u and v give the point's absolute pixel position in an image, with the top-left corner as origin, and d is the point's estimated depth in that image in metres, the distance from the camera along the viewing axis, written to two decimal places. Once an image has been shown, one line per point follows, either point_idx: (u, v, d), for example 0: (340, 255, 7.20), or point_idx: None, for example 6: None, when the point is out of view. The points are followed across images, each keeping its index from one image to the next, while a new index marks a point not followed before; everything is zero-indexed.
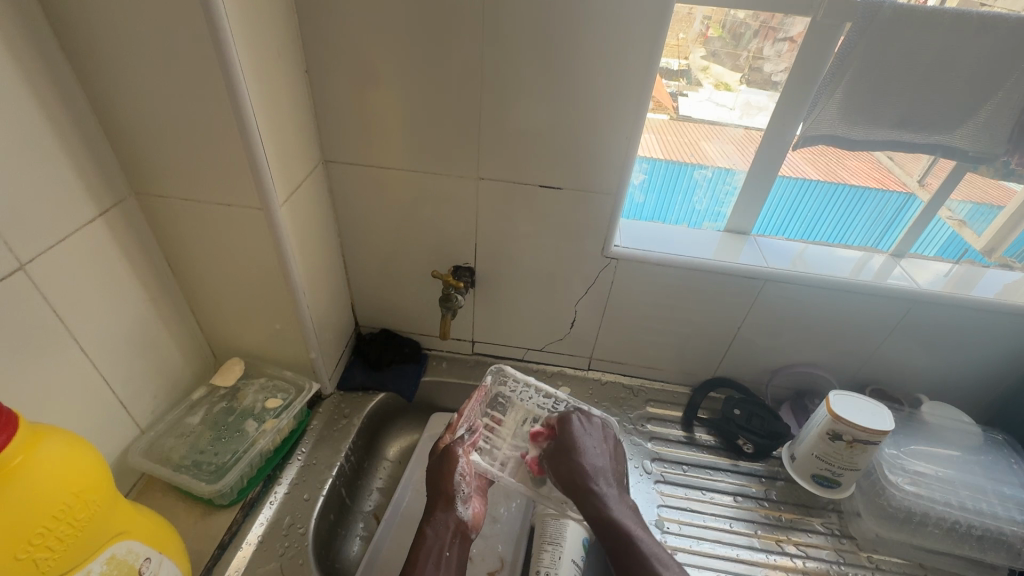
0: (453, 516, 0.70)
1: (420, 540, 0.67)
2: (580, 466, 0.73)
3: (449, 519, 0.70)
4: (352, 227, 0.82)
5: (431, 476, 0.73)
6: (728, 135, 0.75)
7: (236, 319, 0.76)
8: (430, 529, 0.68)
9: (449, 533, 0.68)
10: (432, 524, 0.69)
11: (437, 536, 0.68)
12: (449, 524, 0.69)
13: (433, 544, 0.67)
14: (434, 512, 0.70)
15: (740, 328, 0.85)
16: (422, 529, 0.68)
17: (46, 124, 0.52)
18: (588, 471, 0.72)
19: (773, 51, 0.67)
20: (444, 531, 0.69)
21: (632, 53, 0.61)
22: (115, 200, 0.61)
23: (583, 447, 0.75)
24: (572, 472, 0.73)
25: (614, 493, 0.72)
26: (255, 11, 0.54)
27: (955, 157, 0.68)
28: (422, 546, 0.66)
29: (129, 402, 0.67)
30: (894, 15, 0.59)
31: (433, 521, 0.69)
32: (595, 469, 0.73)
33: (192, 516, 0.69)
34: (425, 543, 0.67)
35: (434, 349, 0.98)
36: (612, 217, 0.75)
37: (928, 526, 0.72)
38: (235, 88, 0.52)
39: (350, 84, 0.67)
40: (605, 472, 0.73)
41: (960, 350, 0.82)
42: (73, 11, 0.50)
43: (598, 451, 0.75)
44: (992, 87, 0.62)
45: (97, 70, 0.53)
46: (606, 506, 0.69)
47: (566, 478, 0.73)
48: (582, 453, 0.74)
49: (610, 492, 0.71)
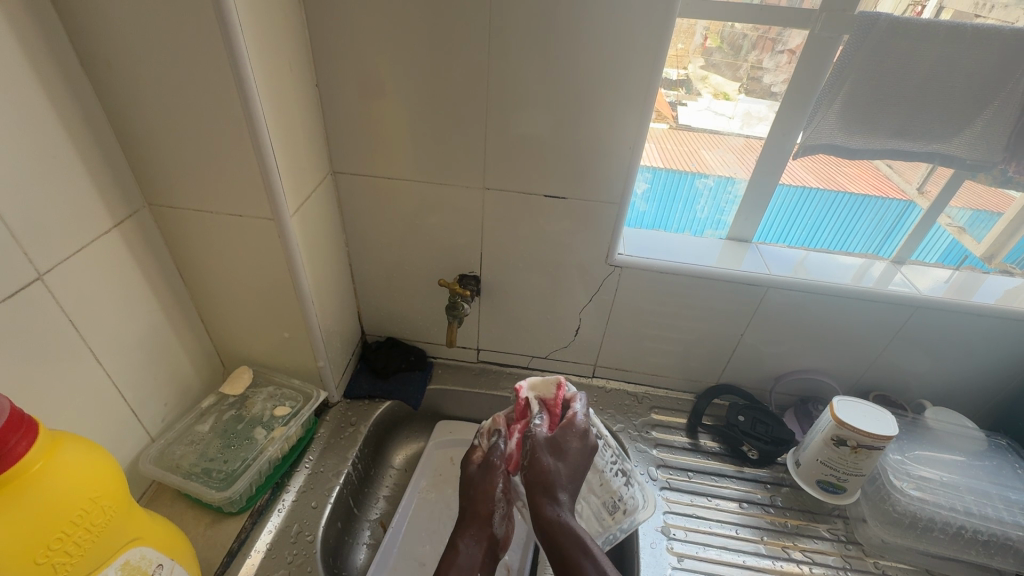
0: (486, 534, 0.63)
1: (452, 556, 0.60)
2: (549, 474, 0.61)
3: (482, 538, 0.62)
4: (359, 236, 0.83)
5: (471, 486, 0.65)
6: (728, 144, 0.77)
7: (246, 327, 0.77)
8: (462, 544, 0.61)
9: (480, 556, 0.61)
10: (466, 538, 0.62)
11: (470, 554, 0.61)
12: (481, 543, 0.62)
13: (464, 564, 0.60)
14: (470, 527, 0.62)
15: (743, 335, 0.86)
16: (455, 543, 0.61)
17: (65, 136, 0.53)
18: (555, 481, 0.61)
19: (772, 62, 0.69)
20: (476, 551, 0.61)
21: (635, 64, 0.63)
22: (130, 211, 0.62)
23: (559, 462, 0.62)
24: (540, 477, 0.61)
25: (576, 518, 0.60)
26: (268, 27, 0.55)
27: (953, 165, 0.69)
28: (452, 565, 0.59)
29: (141, 410, 0.68)
30: (889, 27, 0.61)
31: (468, 536, 0.62)
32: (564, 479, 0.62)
33: (202, 523, 0.70)
34: (455, 561, 0.60)
35: (439, 357, 0.99)
36: (615, 225, 0.76)
37: (934, 531, 0.72)
38: (249, 102, 0.54)
39: (359, 97, 0.69)
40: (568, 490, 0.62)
41: (962, 355, 0.82)
42: (94, 28, 0.51)
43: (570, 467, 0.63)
44: (988, 97, 0.63)
45: (115, 84, 0.55)
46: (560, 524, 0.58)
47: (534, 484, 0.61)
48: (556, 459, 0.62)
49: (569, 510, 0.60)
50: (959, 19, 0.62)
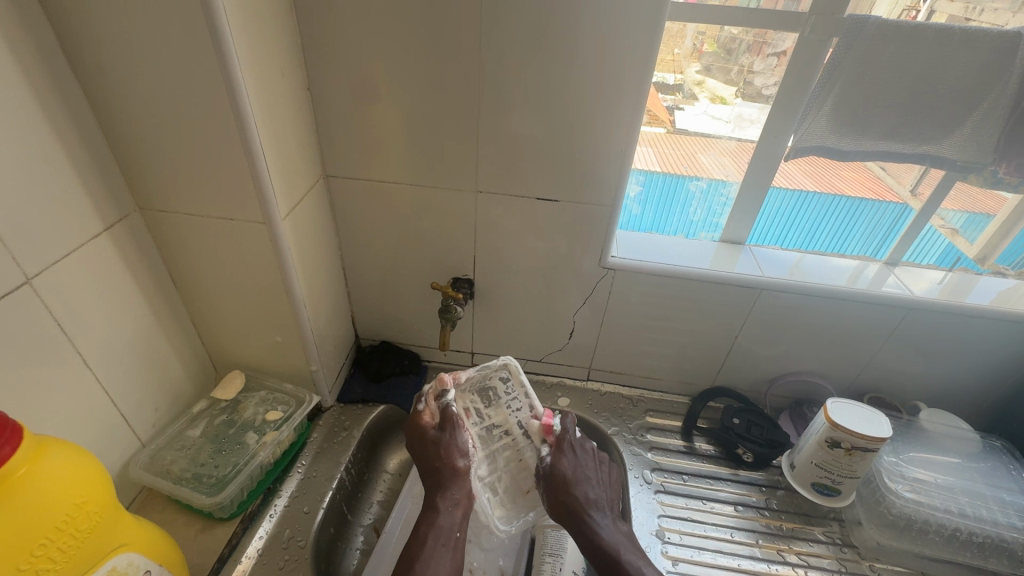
0: (462, 494, 0.69)
1: (431, 518, 0.67)
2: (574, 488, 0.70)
3: (459, 500, 0.69)
4: (352, 240, 0.83)
5: (435, 450, 0.71)
6: (722, 147, 0.77)
7: (238, 331, 0.77)
8: (442, 504, 0.68)
9: (459, 514, 0.68)
10: (443, 498, 0.69)
11: (448, 514, 0.68)
12: (459, 503, 0.69)
13: (444, 523, 0.67)
14: (444, 489, 0.69)
15: (737, 337, 0.86)
16: (434, 506, 0.68)
17: (54, 140, 0.53)
18: (583, 495, 0.70)
19: (764, 65, 0.69)
20: (455, 510, 0.68)
21: (627, 66, 0.63)
22: (121, 215, 0.62)
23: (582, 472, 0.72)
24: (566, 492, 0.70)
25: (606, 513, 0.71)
26: (259, 30, 0.56)
27: (944, 166, 0.69)
28: (432, 527, 0.66)
29: (131, 415, 0.68)
30: (878, 30, 0.61)
31: (446, 498, 0.69)
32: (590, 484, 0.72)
33: (193, 529, 0.69)
34: (437, 521, 0.67)
35: (434, 361, 0.98)
36: (608, 227, 0.76)
37: (928, 533, 0.72)
38: (240, 105, 0.54)
39: (350, 100, 0.69)
40: (599, 499, 0.71)
41: (955, 357, 0.82)
42: (83, 32, 0.51)
43: (593, 473, 0.73)
44: (977, 98, 0.63)
45: (105, 88, 0.55)
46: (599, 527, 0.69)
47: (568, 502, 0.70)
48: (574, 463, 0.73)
49: (602, 514, 0.70)
50: (955, 23, 0.62)
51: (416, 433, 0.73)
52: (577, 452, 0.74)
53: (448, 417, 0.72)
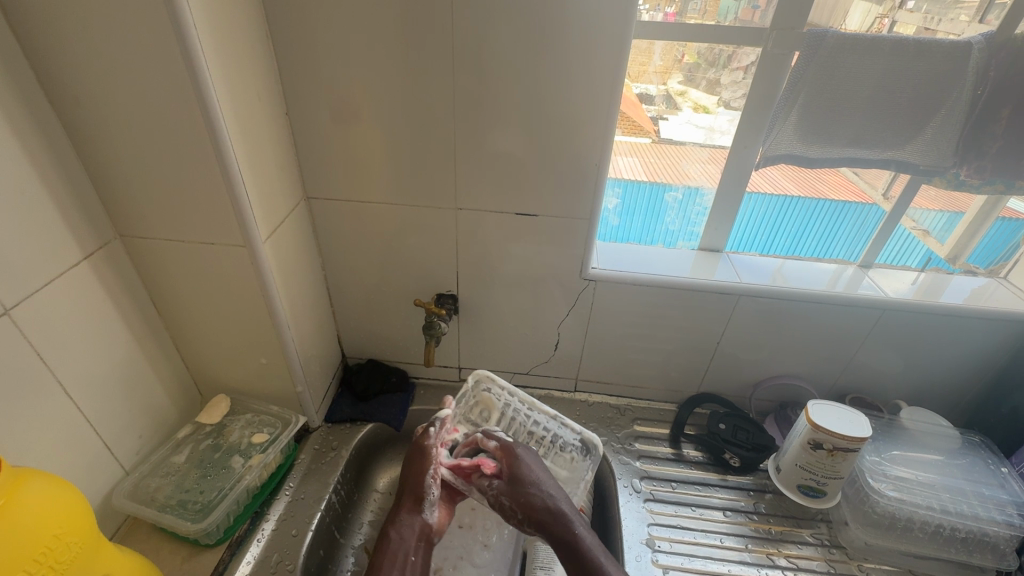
0: (416, 521, 0.68)
1: (383, 543, 0.66)
2: (531, 492, 0.66)
3: (412, 523, 0.68)
4: (335, 260, 0.84)
5: (404, 473, 0.72)
6: (696, 156, 0.78)
7: (221, 355, 0.77)
8: (392, 532, 0.67)
9: (413, 539, 0.67)
10: (395, 525, 0.67)
11: (401, 539, 0.66)
12: (413, 529, 0.68)
13: (398, 549, 0.66)
14: (398, 513, 0.69)
15: (720, 343, 0.87)
16: (386, 533, 0.67)
17: (31, 171, 0.53)
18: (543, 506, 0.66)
19: (732, 78, 0.71)
20: (408, 534, 0.67)
21: (598, 83, 0.65)
22: (101, 243, 0.63)
23: (540, 475, 0.68)
24: (526, 505, 0.66)
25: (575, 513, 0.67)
26: (234, 59, 0.57)
27: (908, 170, 0.72)
28: (386, 553, 0.64)
29: (114, 443, 0.67)
30: (837, 42, 0.63)
31: (397, 523, 0.68)
32: (544, 485, 0.67)
33: (179, 556, 0.68)
34: (388, 547, 0.65)
35: (421, 378, 0.98)
36: (587, 240, 0.77)
37: (913, 530, 0.73)
38: (218, 132, 0.55)
39: (329, 123, 0.70)
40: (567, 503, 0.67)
41: (931, 355, 0.84)
42: (60, 65, 0.52)
43: (548, 476, 0.69)
44: (935, 105, 0.66)
45: (83, 118, 0.56)
46: (570, 531, 0.64)
47: (527, 512, 0.66)
48: (528, 466, 0.68)
49: (573, 512, 0.66)
50: (922, 34, 0.65)
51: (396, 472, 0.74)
52: (526, 457, 0.70)
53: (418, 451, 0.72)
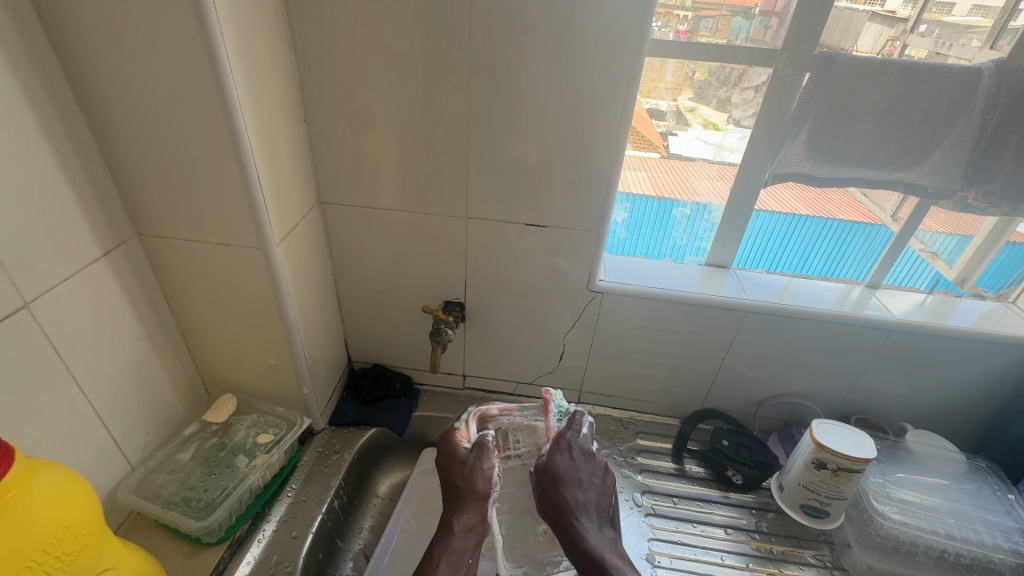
0: (481, 522, 0.68)
1: (446, 539, 0.66)
2: (558, 487, 0.69)
3: (476, 524, 0.68)
4: (345, 264, 0.85)
5: (460, 470, 0.70)
6: (704, 173, 0.79)
7: (231, 354, 0.78)
8: (457, 527, 0.67)
9: (473, 540, 0.67)
10: (459, 521, 0.67)
11: (462, 538, 0.67)
12: (473, 529, 0.67)
13: (457, 547, 0.66)
14: (463, 510, 0.68)
15: (725, 359, 0.87)
16: (449, 526, 0.67)
17: (57, 167, 0.55)
18: (565, 473, 0.70)
19: (743, 97, 0.72)
20: (470, 536, 0.67)
21: (612, 101, 0.66)
22: (119, 241, 0.64)
23: (575, 479, 0.70)
24: (550, 481, 0.69)
25: (597, 529, 0.68)
26: (258, 68, 0.59)
27: (917, 192, 0.72)
28: (447, 548, 0.65)
29: (121, 437, 0.68)
30: (848, 65, 0.65)
31: (461, 521, 0.68)
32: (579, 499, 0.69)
33: (179, 554, 0.69)
34: (450, 544, 0.66)
35: (426, 384, 0.99)
36: (596, 252, 0.78)
37: (917, 555, 0.72)
38: (239, 136, 0.57)
39: (345, 131, 0.72)
40: (589, 504, 0.69)
41: (938, 379, 0.84)
42: (89, 67, 0.54)
43: (591, 478, 0.71)
44: (945, 128, 0.66)
45: (109, 118, 0.57)
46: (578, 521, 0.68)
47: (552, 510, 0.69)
48: (565, 466, 0.70)
49: (590, 522, 0.68)
50: (932, 59, 0.66)
51: (446, 452, 0.72)
52: (569, 455, 0.71)
53: (481, 441, 0.72)
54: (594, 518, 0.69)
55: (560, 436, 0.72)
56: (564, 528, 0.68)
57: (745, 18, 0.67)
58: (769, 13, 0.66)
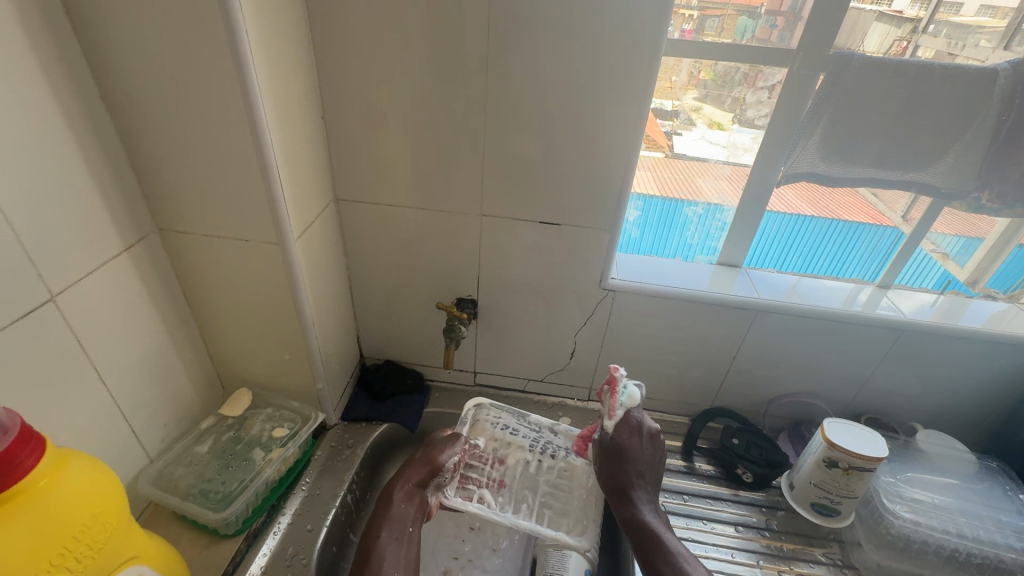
0: (418, 492, 0.71)
1: (387, 507, 0.69)
2: (620, 466, 0.72)
3: (416, 494, 0.71)
4: (359, 261, 0.85)
5: (425, 448, 0.76)
6: (717, 173, 0.79)
7: (247, 349, 0.78)
8: (396, 494, 0.70)
9: (412, 508, 0.70)
10: (401, 488, 0.71)
11: (403, 507, 0.69)
12: (414, 498, 0.71)
13: (399, 515, 0.68)
14: (406, 479, 0.72)
15: (736, 358, 0.88)
16: (390, 495, 0.70)
17: (82, 162, 0.56)
18: (629, 454, 0.73)
19: (757, 97, 0.72)
20: (409, 506, 0.70)
21: (627, 100, 0.67)
22: (140, 236, 0.65)
23: (633, 461, 0.72)
24: (613, 465, 0.72)
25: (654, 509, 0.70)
26: (279, 66, 0.59)
27: (930, 193, 0.72)
28: (386, 517, 0.68)
29: (141, 429, 0.69)
30: (863, 65, 0.65)
31: (402, 489, 0.71)
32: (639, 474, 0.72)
33: (197, 545, 0.70)
34: (389, 512, 0.68)
35: (437, 380, 1.00)
36: (609, 250, 0.78)
37: (928, 554, 0.72)
38: (261, 133, 0.57)
39: (362, 129, 0.72)
40: (646, 483, 0.72)
41: (949, 379, 0.84)
42: (114, 64, 0.55)
43: (652, 460, 0.74)
44: (960, 129, 0.66)
45: (133, 114, 0.58)
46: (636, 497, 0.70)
47: (614, 488, 0.72)
48: (630, 450, 0.73)
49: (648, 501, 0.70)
50: (941, 59, 0.66)
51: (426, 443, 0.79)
52: (634, 437, 0.74)
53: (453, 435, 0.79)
54: (652, 499, 0.71)
55: (628, 415, 0.75)
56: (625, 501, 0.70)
57: (751, 17, 0.68)
58: (775, 12, 0.67)
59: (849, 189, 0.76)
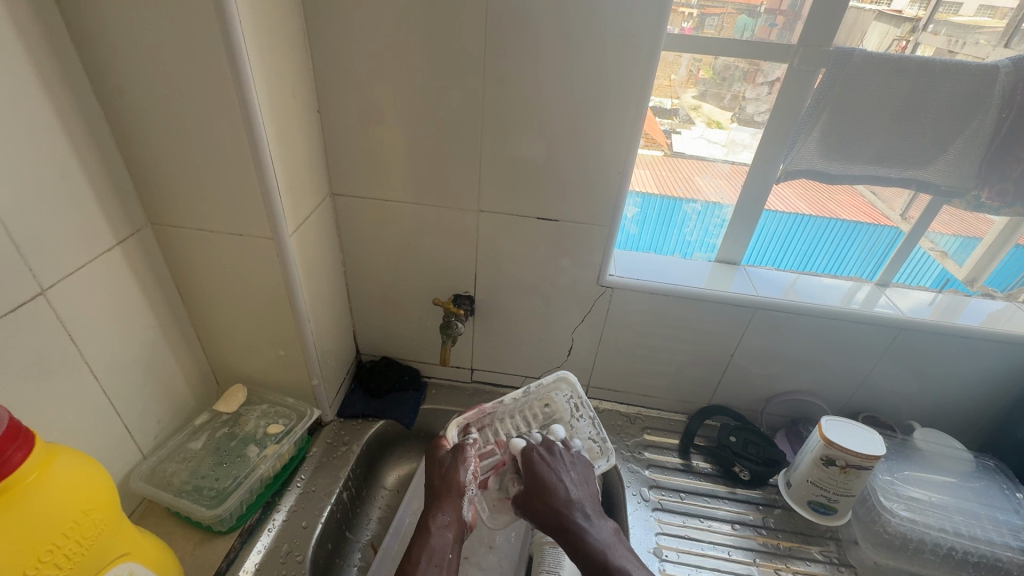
0: (455, 516, 0.65)
1: (423, 538, 0.62)
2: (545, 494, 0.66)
3: (452, 518, 0.64)
4: (356, 257, 0.85)
5: (439, 468, 0.70)
6: (716, 170, 0.79)
7: (242, 345, 0.78)
8: (434, 525, 0.63)
9: (451, 534, 0.63)
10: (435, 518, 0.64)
11: (441, 534, 0.63)
12: (451, 524, 0.64)
13: (437, 544, 0.62)
14: (438, 508, 0.65)
15: (733, 356, 0.87)
16: (426, 527, 0.63)
17: (73, 154, 0.55)
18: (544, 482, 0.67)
19: (757, 92, 0.71)
20: (447, 530, 0.63)
21: (625, 95, 0.66)
22: (133, 229, 0.64)
23: (552, 482, 0.67)
24: (538, 489, 0.66)
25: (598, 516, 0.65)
26: (273, 58, 0.59)
27: (929, 190, 0.72)
28: (426, 546, 0.61)
29: (134, 425, 0.68)
30: (864, 61, 0.64)
31: (437, 519, 0.64)
32: (563, 489, 0.66)
33: (191, 542, 0.69)
34: (428, 542, 0.62)
35: (434, 377, 0.99)
36: (607, 247, 0.78)
37: (925, 552, 0.73)
38: (254, 125, 0.56)
39: (358, 123, 0.72)
40: (582, 499, 0.66)
41: (948, 377, 0.84)
42: (106, 55, 0.54)
43: (574, 475, 0.69)
44: (960, 126, 0.66)
45: (124, 106, 0.57)
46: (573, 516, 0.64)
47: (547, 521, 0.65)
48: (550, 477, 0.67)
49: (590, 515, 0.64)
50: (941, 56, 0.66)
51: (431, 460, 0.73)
52: (542, 462, 0.69)
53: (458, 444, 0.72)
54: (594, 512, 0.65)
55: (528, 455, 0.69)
56: (561, 531, 0.63)
57: (751, 16, 0.67)
58: (775, 10, 0.66)
59: (848, 188, 0.76)
